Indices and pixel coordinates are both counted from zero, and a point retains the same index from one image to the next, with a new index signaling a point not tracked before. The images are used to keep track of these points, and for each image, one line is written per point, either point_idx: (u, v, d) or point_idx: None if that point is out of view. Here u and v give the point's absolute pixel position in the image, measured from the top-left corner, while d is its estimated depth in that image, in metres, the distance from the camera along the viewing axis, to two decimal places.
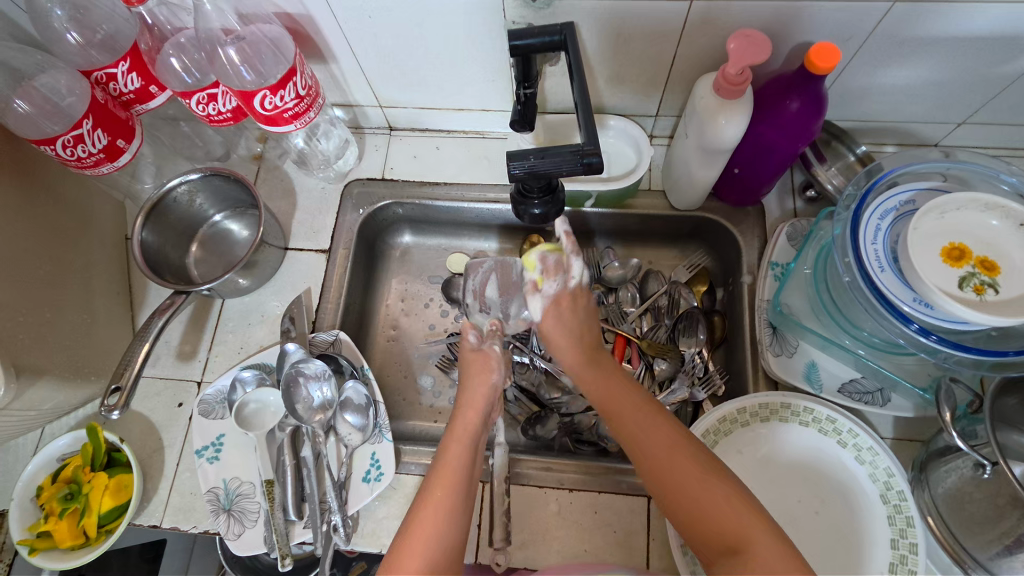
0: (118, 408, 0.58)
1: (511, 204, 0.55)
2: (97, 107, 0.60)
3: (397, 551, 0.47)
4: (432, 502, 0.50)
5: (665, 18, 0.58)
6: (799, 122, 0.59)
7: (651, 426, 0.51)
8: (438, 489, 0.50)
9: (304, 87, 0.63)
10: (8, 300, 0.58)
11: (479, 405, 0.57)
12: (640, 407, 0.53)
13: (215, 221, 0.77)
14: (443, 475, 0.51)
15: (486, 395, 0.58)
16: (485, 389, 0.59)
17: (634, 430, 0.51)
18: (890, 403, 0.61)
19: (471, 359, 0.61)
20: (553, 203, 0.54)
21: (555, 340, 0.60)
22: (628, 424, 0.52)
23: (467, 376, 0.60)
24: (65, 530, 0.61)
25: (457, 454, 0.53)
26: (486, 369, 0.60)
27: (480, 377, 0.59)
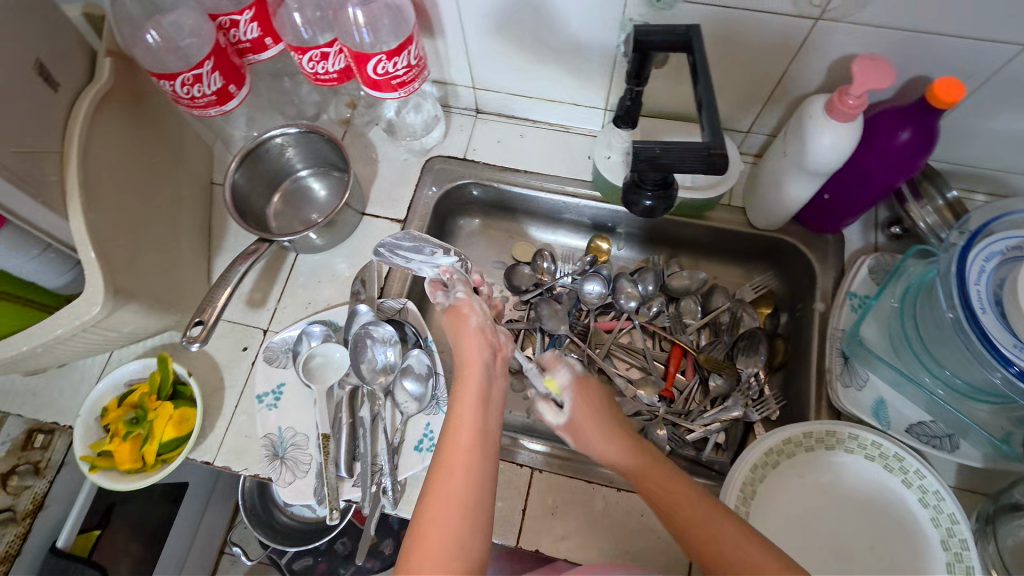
0: (198, 341, 0.60)
1: (623, 193, 0.55)
2: (218, 50, 0.62)
3: (417, 517, 0.42)
4: (454, 473, 0.43)
5: (786, 32, 0.58)
6: (906, 154, 0.58)
7: (671, 482, 0.49)
8: (461, 456, 0.44)
9: (416, 57, 0.64)
10: (116, 221, 0.58)
11: (475, 359, 0.51)
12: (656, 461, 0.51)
13: (300, 176, 0.79)
14: (462, 445, 0.45)
15: (477, 343, 0.52)
16: (474, 336, 0.53)
17: (658, 485, 0.49)
18: (959, 450, 0.59)
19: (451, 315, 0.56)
20: (666, 198, 0.54)
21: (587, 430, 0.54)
22: (644, 474, 0.50)
23: (457, 338, 0.54)
24: (127, 453, 0.62)
25: (472, 414, 0.47)
26: (464, 318, 0.55)
27: (467, 326, 0.54)
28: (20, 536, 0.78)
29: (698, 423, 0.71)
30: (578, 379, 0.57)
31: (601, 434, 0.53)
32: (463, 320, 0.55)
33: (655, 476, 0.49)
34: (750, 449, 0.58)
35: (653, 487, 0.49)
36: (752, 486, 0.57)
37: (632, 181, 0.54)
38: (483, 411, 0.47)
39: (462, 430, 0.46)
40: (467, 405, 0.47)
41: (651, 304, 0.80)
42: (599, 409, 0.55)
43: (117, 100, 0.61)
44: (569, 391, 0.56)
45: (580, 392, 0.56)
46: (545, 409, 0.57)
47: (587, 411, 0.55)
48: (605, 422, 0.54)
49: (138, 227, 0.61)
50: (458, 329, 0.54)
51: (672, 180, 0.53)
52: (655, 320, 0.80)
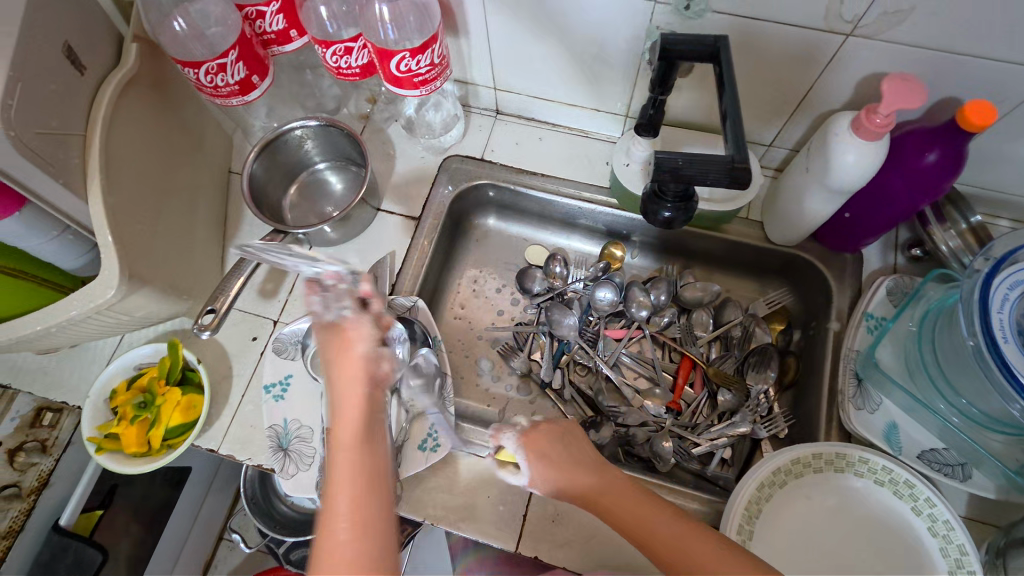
0: (209, 329, 0.60)
1: (643, 202, 0.55)
2: (244, 41, 0.62)
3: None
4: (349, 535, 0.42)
5: (815, 47, 0.57)
6: (931, 176, 0.58)
7: (622, 490, 0.51)
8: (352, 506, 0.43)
9: (439, 56, 0.64)
10: (134, 207, 0.58)
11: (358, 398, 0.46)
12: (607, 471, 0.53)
13: (317, 169, 0.79)
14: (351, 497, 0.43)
15: (360, 373, 0.47)
16: (353, 365, 0.47)
17: (612, 494, 0.51)
18: (971, 480, 0.58)
19: (331, 334, 0.49)
20: (685, 210, 0.53)
21: (557, 484, 0.53)
22: (591, 486, 0.52)
23: (337, 360, 0.48)
24: (134, 436, 0.63)
25: (358, 465, 0.44)
26: (350, 341, 0.48)
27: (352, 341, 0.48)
28: (25, 512, 0.80)
29: (704, 437, 0.71)
30: (528, 432, 0.56)
31: (554, 467, 0.53)
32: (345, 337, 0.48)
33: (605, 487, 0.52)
34: (757, 467, 0.57)
35: (606, 499, 0.51)
36: (758, 505, 0.57)
37: (653, 191, 0.54)
38: (368, 450, 0.45)
39: (348, 477, 0.44)
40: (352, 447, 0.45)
41: (662, 314, 0.79)
42: (557, 457, 0.54)
43: (141, 86, 0.61)
44: (523, 451, 0.55)
45: (532, 447, 0.54)
46: (506, 473, 0.59)
47: (545, 455, 0.54)
48: (563, 463, 0.53)
49: (154, 213, 0.61)
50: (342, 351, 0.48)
51: (693, 194, 0.52)
52: (665, 331, 0.79)
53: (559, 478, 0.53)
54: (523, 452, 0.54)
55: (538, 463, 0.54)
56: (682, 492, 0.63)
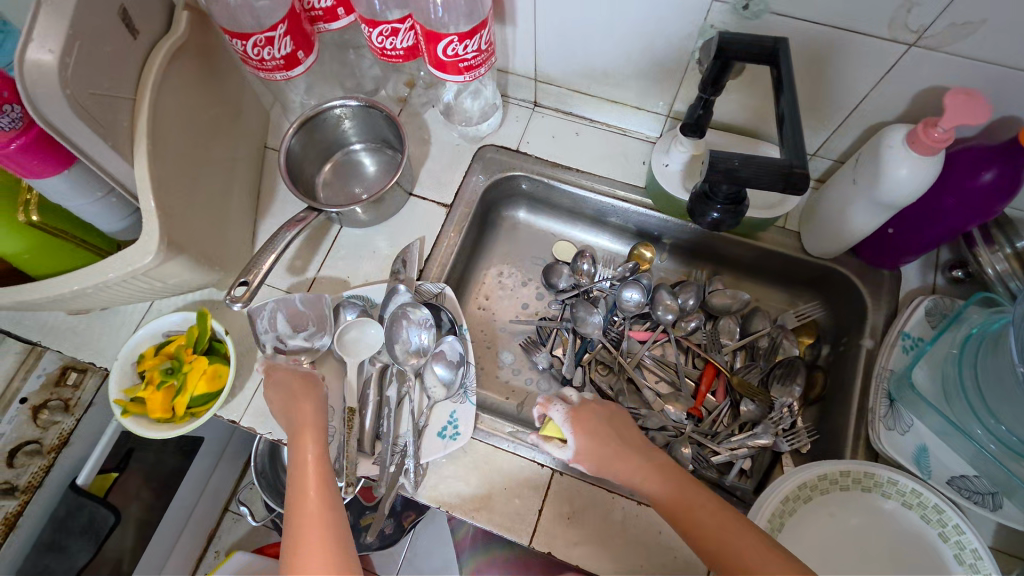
0: (241, 302, 0.61)
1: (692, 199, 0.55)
2: (292, 15, 0.62)
3: None
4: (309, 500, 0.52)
5: (875, 55, 0.56)
6: (985, 197, 0.56)
7: (697, 492, 0.52)
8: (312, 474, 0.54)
9: (486, 42, 0.63)
10: (177, 174, 0.59)
11: (311, 433, 0.57)
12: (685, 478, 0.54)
13: (353, 150, 0.79)
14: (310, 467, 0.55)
15: (314, 419, 0.58)
16: (313, 408, 0.59)
17: (691, 496, 0.52)
18: (1002, 510, 0.56)
19: (293, 384, 0.61)
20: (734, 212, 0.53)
21: (601, 457, 0.57)
22: (665, 487, 0.53)
23: (291, 408, 0.59)
24: (159, 402, 0.63)
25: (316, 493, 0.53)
26: (307, 390, 0.61)
27: (280, 372, 0.62)
28: (43, 469, 0.81)
29: (725, 446, 0.70)
30: (573, 410, 0.59)
31: (610, 449, 0.56)
32: (269, 373, 0.62)
33: (682, 487, 0.53)
34: (782, 480, 0.57)
35: (683, 501, 0.52)
36: (781, 518, 0.56)
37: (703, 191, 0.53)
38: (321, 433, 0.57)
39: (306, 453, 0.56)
40: (310, 432, 0.57)
41: (689, 319, 0.78)
42: (604, 429, 0.58)
43: (188, 53, 0.61)
44: (567, 422, 0.58)
45: (578, 420, 0.59)
46: (551, 446, 0.59)
47: (593, 425, 0.58)
48: (615, 440, 0.57)
49: (194, 180, 0.62)
50: (272, 378, 0.62)
51: (742, 198, 0.52)
52: (691, 336, 0.79)
53: (611, 455, 0.56)
54: (573, 426, 0.58)
55: (585, 436, 0.58)
56: None
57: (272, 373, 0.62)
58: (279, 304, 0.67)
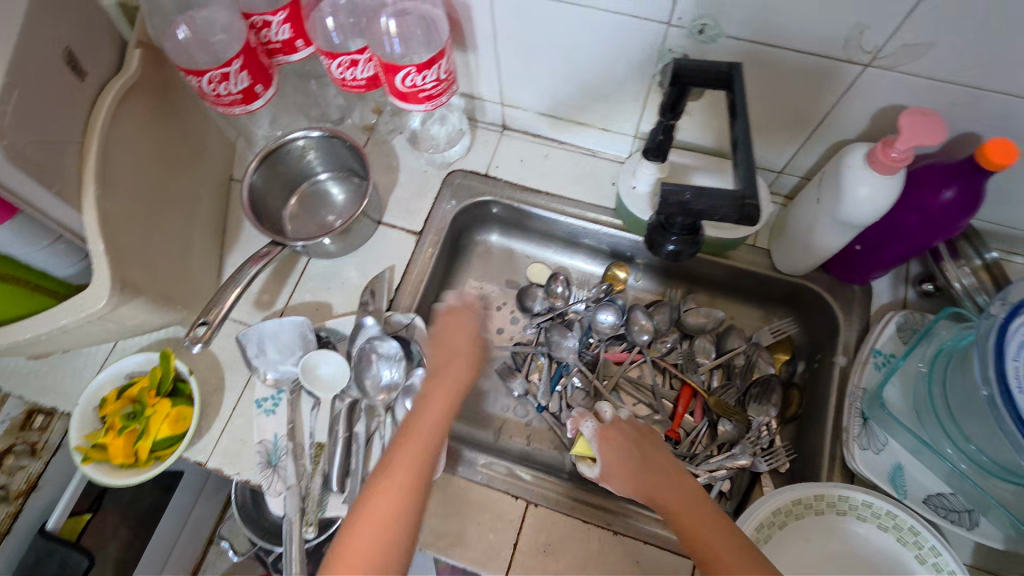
0: (201, 342, 0.60)
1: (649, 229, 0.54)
2: (248, 50, 0.61)
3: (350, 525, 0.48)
4: (412, 433, 0.54)
5: (831, 76, 0.56)
6: (946, 214, 0.56)
7: (713, 523, 0.49)
8: (429, 408, 0.56)
9: (446, 71, 0.62)
10: (129, 213, 0.58)
11: (458, 350, 0.62)
12: (702, 502, 0.51)
13: (319, 180, 0.78)
14: (432, 404, 0.57)
15: (464, 342, 0.63)
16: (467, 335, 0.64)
17: (706, 524, 0.49)
18: (978, 527, 0.56)
19: (444, 320, 0.65)
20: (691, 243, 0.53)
21: (623, 477, 0.55)
22: (688, 508, 0.50)
23: (448, 336, 0.64)
24: (120, 447, 0.62)
25: (432, 417, 0.55)
26: (458, 322, 0.65)
27: (457, 315, 0.66)
28: (12, 514, 0.78)
29: (703, 468, 0.68)
30: (605, 427, 0.60)
31: (642, 465, 0.55)
32: (451, 321, 0.65)
33: (699, 515, 0.50)
34: (756, 507, 0.56)
35: (696, 522, 0.49)
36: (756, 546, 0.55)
37: (660, 221, 0.53)
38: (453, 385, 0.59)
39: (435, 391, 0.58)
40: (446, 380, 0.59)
41: (664, 340, 0.78)
42: (633, 451, 0.57)
43: (142, 94, 0.61)
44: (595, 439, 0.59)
45: (607, 439, 0.59)
46: (584, 468, 0.61)
47: (615, 447, 0.58)
48: (643, 463, 0.56)
49: (152, 224, 0.61)
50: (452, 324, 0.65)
51: (699, 228, 0.51)
52: (666, 356, 0.78)
53: (641, 477, 0.54)
54: (601, 443, 0.58)
55: (611, 453, 0.57)
56: None
57: (447, 321, 0.65)
58: (265, 334, 0.67)
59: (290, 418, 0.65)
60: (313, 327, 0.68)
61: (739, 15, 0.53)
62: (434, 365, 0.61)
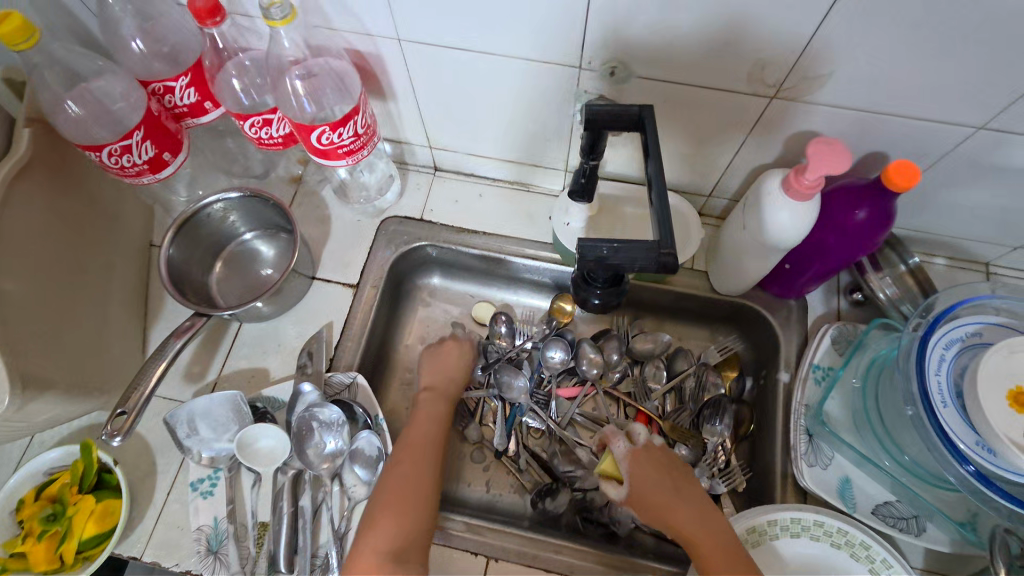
0: (120, 433, 0.56)
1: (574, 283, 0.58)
2: (150, 118, 0.58)
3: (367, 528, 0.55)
4: (404, 467, 0.59)
5: (742, 108, 0.57)
6: (863, 232, 0.57)
7: (732, 559, 0.52)
8: (408, 446, 0.62)
9: (363, 125, 0.61)
10: (24, 305, 0.54)
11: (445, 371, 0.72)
12: (721, 534, 0.54)
13: (245, 240, 0.75)
14: (401, 468, 0.59)
15: (454, 365, 0.73)
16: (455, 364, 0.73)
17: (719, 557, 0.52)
18: (926, 533, 0.58)
19: (443, 344, 0.75)
20: (614, 295, 0.56)
21: (644, 498, 0.59)
22: (704, 531, 0.54)
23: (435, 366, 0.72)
24: (41, 554, 0.56)
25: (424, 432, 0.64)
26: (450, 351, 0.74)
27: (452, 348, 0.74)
28: None
29: None
30: (636, 450, 0.63)
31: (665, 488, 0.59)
32: (448, 346, 0.74)
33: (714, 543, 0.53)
34: None
35: (710, 549, 0.53)
36: None
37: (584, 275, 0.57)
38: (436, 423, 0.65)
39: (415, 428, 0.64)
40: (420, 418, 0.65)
41: (614, 369, 0.77)
42: (658, 479, 0.60)
43: (35, 173, 0.57)
44: (624, 458, 0.62)
45: (636, 462, 0.62)
46: (606, 487, 0.62)
47: (640, 469, 0.61)
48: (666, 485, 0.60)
49: (56, 309, 0.57)
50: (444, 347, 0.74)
51: (619, 281, 0.55)
52: (618, 386, 0.77)
53: (661, 501, 0.58)
54: (628, 462, 0.62)
55: (637, 472, 0.61)
56: (644, 563, 0.61)
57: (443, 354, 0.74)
58: (197, 412, 0.63)
59: (230, 498, 0.61)
60: (247, 399, 0.64)
61: (646, 57, 0.54)
62: (430, 388, 0.70)
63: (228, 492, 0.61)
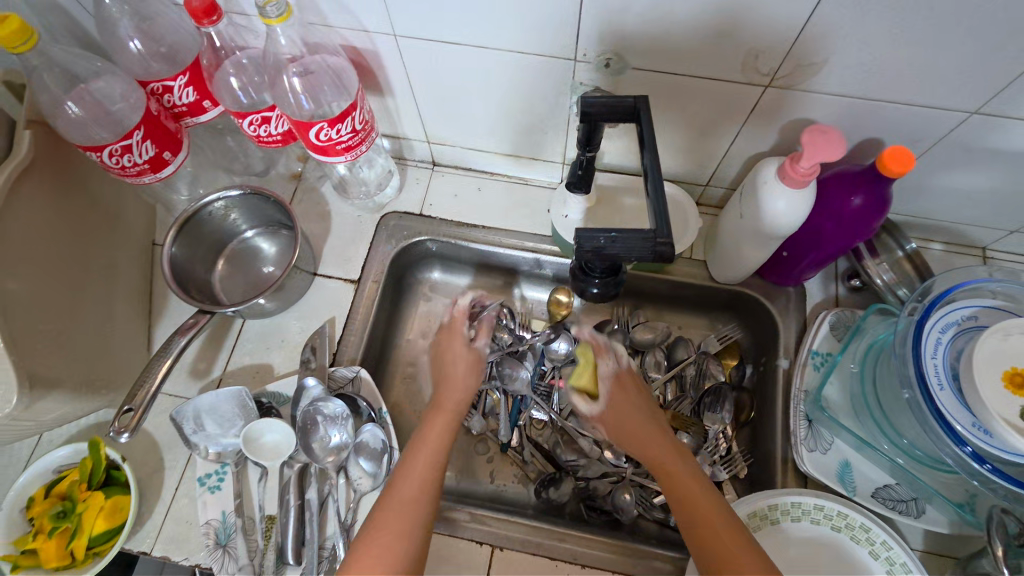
0: (128, 430, 0.56)
1: (573, 273, 0.59)
2: (149, 118, 0.58)
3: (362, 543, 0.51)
4: (406, 484, 0.54)
5: (737, 97, 0.57)
6: (859, 218, 0.58)
7: (705, 497, 0.53)
8: (415, 464, 0.56)
9: (361, 121, 0.61)
10: (29, 305, 0.54)
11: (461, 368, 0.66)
12: (693, 471, 0.55)
13: (247, 237, 0.75)
14: (382, 536, 0.50)
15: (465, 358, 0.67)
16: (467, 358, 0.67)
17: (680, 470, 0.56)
18: (925, 515, 0.58)
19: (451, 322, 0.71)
20: (612, 284, 0.57)
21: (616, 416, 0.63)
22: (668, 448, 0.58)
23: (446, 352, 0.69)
24: (53, 550, 0.57)
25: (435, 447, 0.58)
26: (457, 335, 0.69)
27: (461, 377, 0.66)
28: None
29: None
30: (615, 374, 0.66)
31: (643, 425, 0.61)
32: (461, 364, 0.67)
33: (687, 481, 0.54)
34: None
35: (673, 463, 0.56)
36: None
37: (582, 266, 0.57)
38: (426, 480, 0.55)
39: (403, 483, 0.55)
40: (411, 472, 0.55)
41: None
42: (633, 401, 0.63)
43: (39, 174, 0.58)
44: (604, 376, 0.65)
45: (616, 382, 0.65)
46: (578, 401, 0.65)
47: (621, 402, 0.63)
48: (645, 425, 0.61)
49: (63, 307, 0.58)
50: (446, 346, 0.69)
51: (618, 270, 0.56)
52: None
53: (642, 439, 0.60)
54: (611, 381, 0.65)
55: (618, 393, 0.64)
56: (647, 550, 0.62)
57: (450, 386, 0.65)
58: (204, 408, 0.63)
59: (237, 492, 0.62)
60: (253, 394, 0.65)
61: (640, 47, 0.54)
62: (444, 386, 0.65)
63: (235, 486, 0.62)
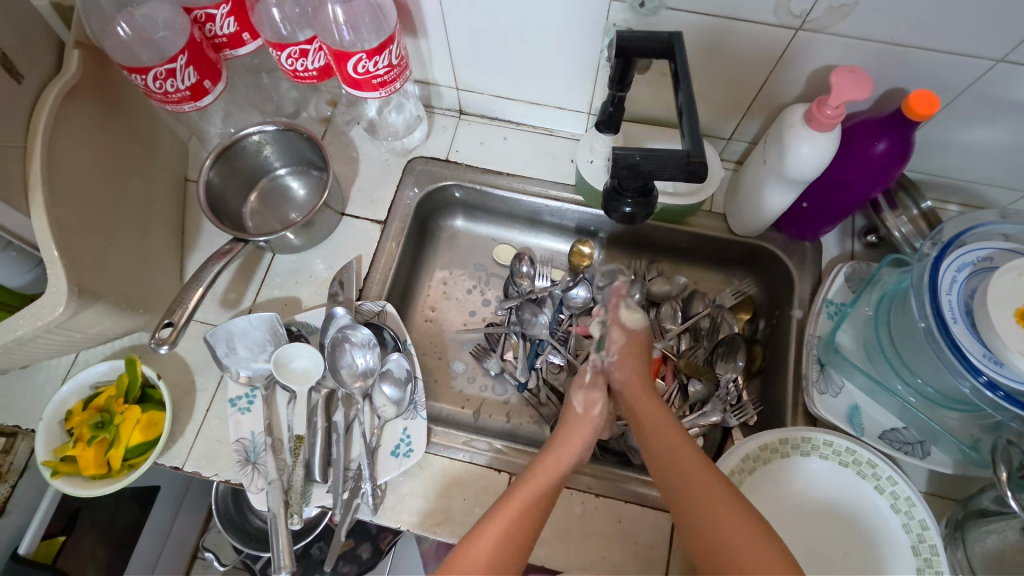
0: (167, 343, 0.58)
1: (603, 199, 0.59)
2: (193, 44, 0.60)
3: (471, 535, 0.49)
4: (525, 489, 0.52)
5: (767, 43, 0.59)
6: (881, 165, 0.59)
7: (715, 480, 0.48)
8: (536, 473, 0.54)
9: (397, 56, 0.63)
10: (78, 221, 0.56)
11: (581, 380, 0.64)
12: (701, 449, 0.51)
13: (278, 175, 0.77)
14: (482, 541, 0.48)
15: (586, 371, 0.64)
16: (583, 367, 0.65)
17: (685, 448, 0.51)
18: (930, 456, 0.60)
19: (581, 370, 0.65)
20: (644, 206, 0.58)
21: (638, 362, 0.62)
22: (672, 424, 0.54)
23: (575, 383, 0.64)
24: (92, 458, 0.59)
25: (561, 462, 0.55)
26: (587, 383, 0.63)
27: (581, 429, 0.58)
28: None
29: None
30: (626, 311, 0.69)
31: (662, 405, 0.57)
32: (577, 417, 0.60)
33: (679, 467, 0.50)
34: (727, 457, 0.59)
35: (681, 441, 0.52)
36: None
37: (612, 189, 0.58)
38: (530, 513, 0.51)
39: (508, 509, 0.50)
40: (519, 501, 0.51)
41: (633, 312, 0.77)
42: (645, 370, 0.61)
43: (85, 95, 0.60)
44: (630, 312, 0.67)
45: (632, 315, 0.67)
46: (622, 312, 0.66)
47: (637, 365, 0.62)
48: (642, 425, 0.57)
49: (107, 227, 0.60)
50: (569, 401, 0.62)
51: (650, 189, 0.57)
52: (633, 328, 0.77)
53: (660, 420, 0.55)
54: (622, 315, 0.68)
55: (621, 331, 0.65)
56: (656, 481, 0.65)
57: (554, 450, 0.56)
58: (234, 331, 0.65)
59: (267, 414, 0.64)
60: (283, 322, 0.67)
61: None
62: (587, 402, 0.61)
63: (265, 408, 0.64)
